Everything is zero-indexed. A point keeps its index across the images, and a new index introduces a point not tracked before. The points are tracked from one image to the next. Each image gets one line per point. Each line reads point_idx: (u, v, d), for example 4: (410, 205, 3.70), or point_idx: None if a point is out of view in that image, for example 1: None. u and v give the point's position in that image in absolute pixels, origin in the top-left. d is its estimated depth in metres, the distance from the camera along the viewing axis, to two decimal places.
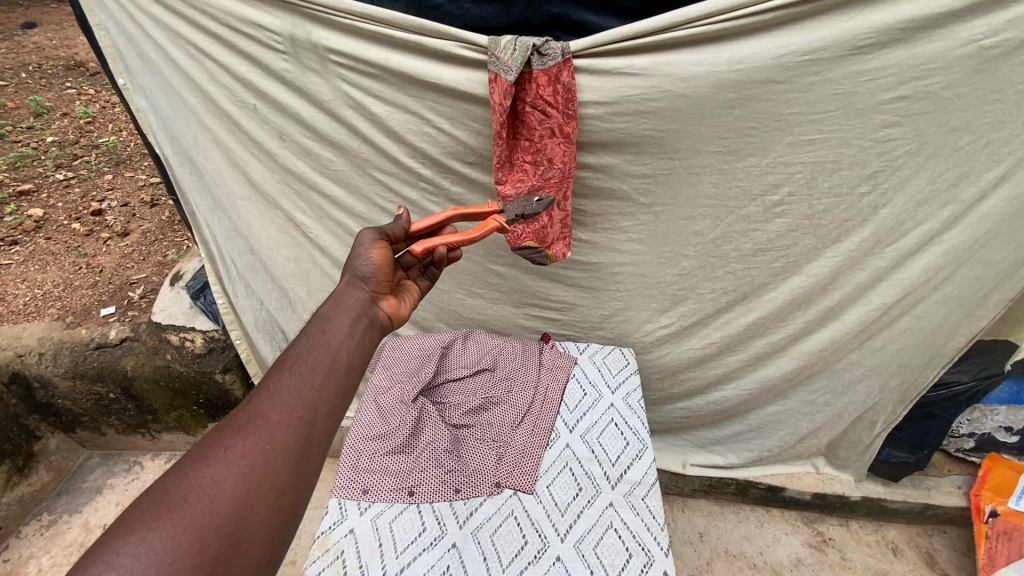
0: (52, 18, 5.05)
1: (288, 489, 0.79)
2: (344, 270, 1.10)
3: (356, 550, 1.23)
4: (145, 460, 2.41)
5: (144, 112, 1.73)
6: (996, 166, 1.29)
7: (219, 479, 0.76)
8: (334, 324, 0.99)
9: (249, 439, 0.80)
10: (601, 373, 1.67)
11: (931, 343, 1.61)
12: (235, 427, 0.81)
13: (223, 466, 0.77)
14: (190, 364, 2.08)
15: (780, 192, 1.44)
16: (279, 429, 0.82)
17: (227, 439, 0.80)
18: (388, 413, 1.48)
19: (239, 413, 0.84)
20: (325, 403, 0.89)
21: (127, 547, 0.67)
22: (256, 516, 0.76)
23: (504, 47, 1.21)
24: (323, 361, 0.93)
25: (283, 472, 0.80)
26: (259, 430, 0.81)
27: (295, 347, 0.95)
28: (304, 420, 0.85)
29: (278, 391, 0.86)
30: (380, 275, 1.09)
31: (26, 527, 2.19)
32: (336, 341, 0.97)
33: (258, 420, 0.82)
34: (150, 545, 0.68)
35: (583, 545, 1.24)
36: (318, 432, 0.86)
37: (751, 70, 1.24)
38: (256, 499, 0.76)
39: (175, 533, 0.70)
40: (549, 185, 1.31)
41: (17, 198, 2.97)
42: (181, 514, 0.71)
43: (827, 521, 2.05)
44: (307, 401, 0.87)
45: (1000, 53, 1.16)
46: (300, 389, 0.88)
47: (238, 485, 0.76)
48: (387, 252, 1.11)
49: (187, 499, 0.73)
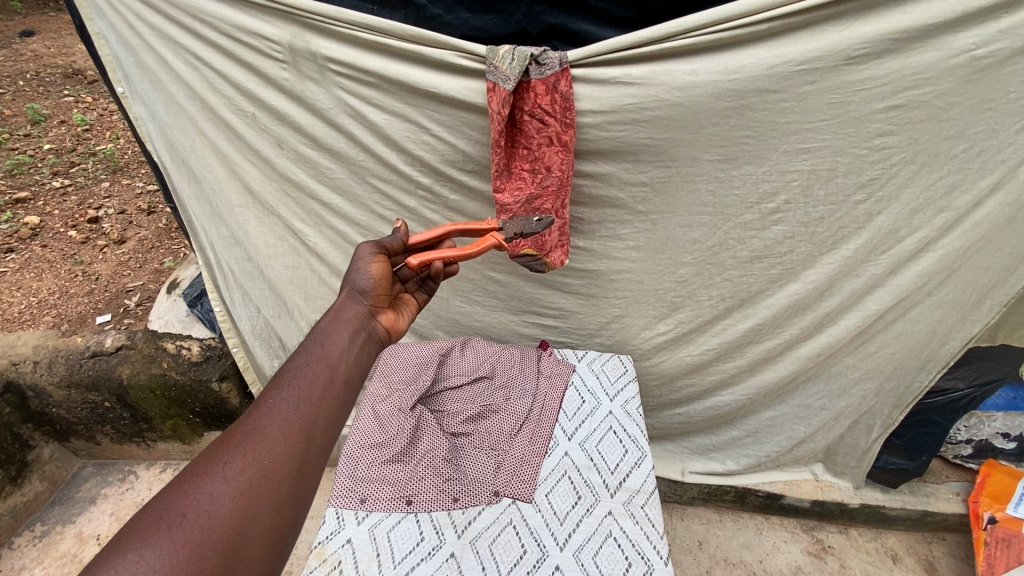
0: (49, 26, 5.05)
1: (286, 505, 0.79)
2: (343, 283, 1.10)
3: (354, 560, 1.22)
4: (140, 469, 2.39)
5: (142, 120, 1.73)
6: (990, 174, 1.30)
7: (218, 495, 0.75)
8: (333, 337, 0.99)
9: (248, 454, 0.80)
10: (600, 381, 1.67)
11: (928, 348, 1.62)
12: (234, 441, 0.81)
13: (222, 481, 0.76)
14: (186, 372, 2.06)
15: (776, 200, 1.45)
16: (278, 443, 0.82)
17: (226, 454, 0.79)
18: (385, 422, 1.48)
19: (238, 427, 0.83)
20: (324, 417, 0.89)
21: (125, 564, 0.66)
22: (256, 532, 0.75)
23: (502, 56, 1.22)
24: (322, 376, 0.93)
25: (281, 488, 0.79)
26: (258, 444, 0.81)
27: (294, 361, 0.94)
28: (303, 435, 0.85)
29: (277, 405, 0.86)
30: (379, 289, 1.09)
31: (18, 538, 2.17)
32: (335, 355, 0.97)
33: (258, 434, 0.82)
34: (148, 562, 0.67)
35: (581, 555, 1.23)
36: (318, 447, 0.85)
37: (747, 79, 1.25)
38: (255, 514, 0.76)
39: (173, 550, 0.69)
40: (547, 193, 1.32)
41: (13, 206, 2.97)
42: (180, 530, 0.71)
43: (826, 528, 2.05)
44: (306, 415, 0.87)
45: (991, 63, 1.17)
46: (299, 403, 0.87)
47: (236, 500, 0.75)
48: (386, 266, 1.11)
49: (186, 515, 0.72)
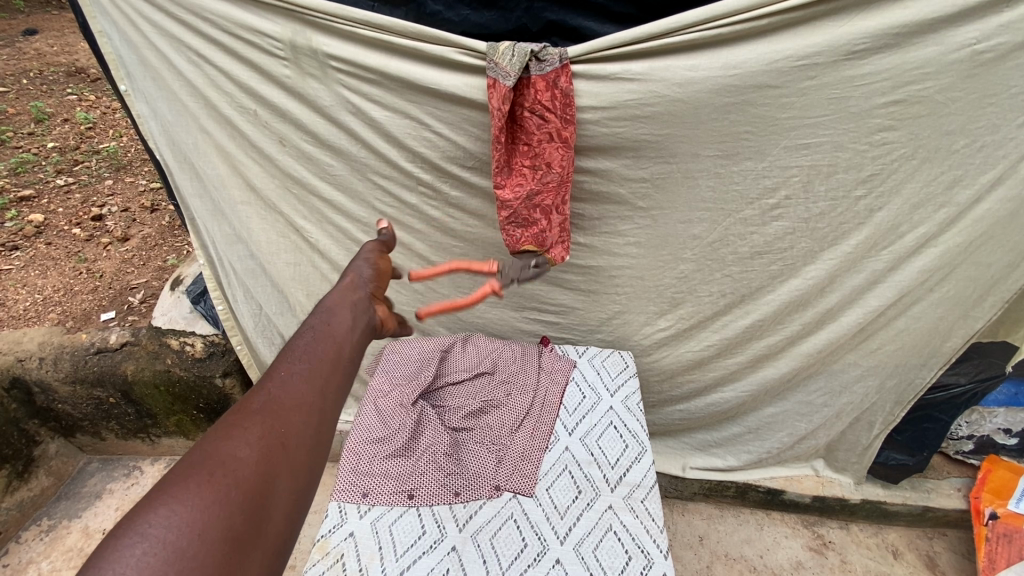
0: (53, 25, 5.08)
1: (307, 471, 0.75)
2: (345, 274, 1.13)
3: (356, 553, 1.23)
4: (145, 464, 2.41)
5: (145, 118, 1.73)
6: (991, 169, 1.30)
7: (243, 456, 0.71)
8: (338, 317, 0.99)
9: (268, 419, 0.76)
10: (601, 376, 1.68)
11: (929, 343, 1.62)
12: (252, 406, 0.77)
13: (244, 444, 0.72)
14: (190, 368, 2.07)
15: (776, 196, 1.45)
16: (296, 410, 0.79)
17: (245, 419, 0.75)
18: (387, 416, 1.49)
19: (251, 395, 0.80)
20: (336, 390, 0.86)
21: (156, 521, 0.62)
22: (280, 496, 0.71)
23: (502, 53, 1.23)
24: (330, 349, 0.91)
25: (301, 453, 0.76)
26: (278, 410, 0.78)
27: (301, 337, 0.93)
28: (319, 405, 0.82)
29: (291, 376, 0.83)
30: (380, 280, 1.15)
31: (25, 532, 2.18)
32: (342, 334, 0.96)
33: (276, 400, 0.79)
34: (181, 517, 0.63)
35: (582, 548, 1.24)
36: (333, 418, 0.83)
37: (746, 75, 1.26)
38: (277, 476, 0.72)
39: (204, 507, 0.65)
40: (548, 189, 1.30)
41: (18, 204, 2.98)
42: (207, 488, 0.66)
43: (827, 524, 2.05)
44: (319, 387, 0.84)
45: (992, 58, 1.17)
46: (312, 376, 0.85)
47: (260, 464, 0.72)
48: (387, 264, 1.19)
49: (213, 473, 0.68)
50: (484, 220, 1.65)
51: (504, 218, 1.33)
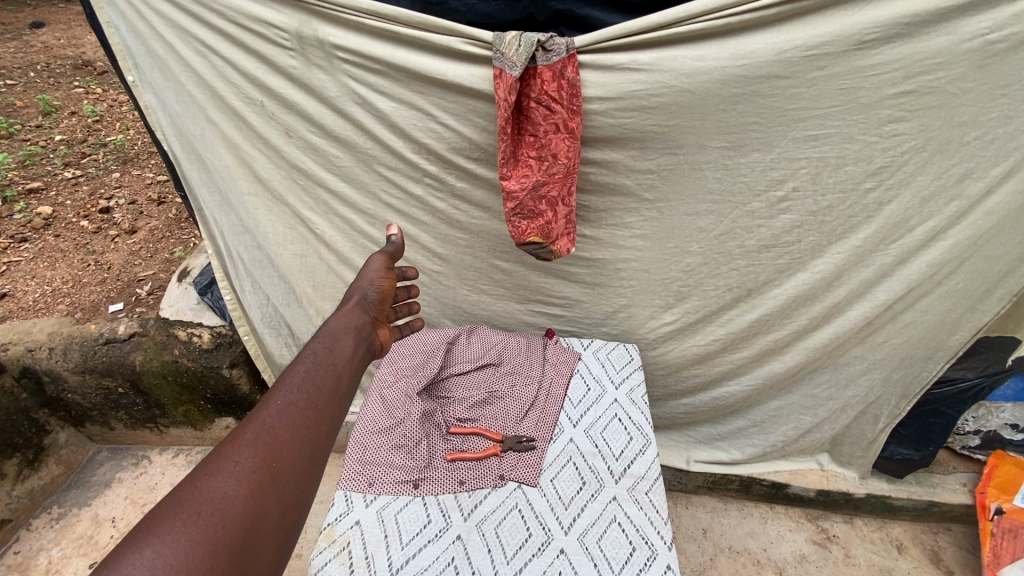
0: (59, 18, 5.10)
1: (295, 508, 0.74)
2: (351, 290, 1.13)
3: (362, 541, 1.24)
4: (153, 454, 2.43)
5: (152, 109, 1.73)
6: (1003, 162, 1.29)
7: (231, 493, 0.70)
8: (338, 345, 0.98)
9: (259, 455, 0.75)
10: (605, 369, 1.69)
11: (936, 337, 1.61)
12: (245, 440, 0.76)
13: (233, 481, 0.72)
14: (197, 359, 2.10)
15: (784, 187, 1.44)
16: (287, 445, 0.78)
17: (237, 453, 0.75)
18: (393, 407, 1.50)
19: (246, 428, 0.79)
20: (329, 422, 0.85)
21: (142, 560, 0.61)
22: (265, 534, 0.70)
23: (509, 43, 1.23)
24: (328, 382, 0.90)
25: (289, 490, 0.75)
26: (269, 445, 0.77)
27: (299, 364, 0.92)
28: (312, 438, 0.81)
29: (285, 407, 0.82)
30: (384, 303, 1.13)
31: (36, 520, 2.21)
32: (341, 362, 0.95)
33: (269, 435, 0.78)
34: (165, 558, 0.62)
35: (586, 539, 1.24)
36: (324, 453, 0.81)
37: (755, 65, 1.25)
38: (263, 515, 0.71)
39: (189, 547, 0.64)
40: (554, 180, 1.30)
41: (26, 196, 3.00)
42: (194, 526, 0.66)
43: (831, 518, 2.04)
44: (312, 419, 0.83)
45: (1005, 48, 1.16)
46: (305, 407, 0.84)
47: (248, 501, 0.71)
48: (392, 284, 1.17)
49: (200, 511, 0.67)
50: (490, 212, 1.65)
51: (510, 209, 1.32)
